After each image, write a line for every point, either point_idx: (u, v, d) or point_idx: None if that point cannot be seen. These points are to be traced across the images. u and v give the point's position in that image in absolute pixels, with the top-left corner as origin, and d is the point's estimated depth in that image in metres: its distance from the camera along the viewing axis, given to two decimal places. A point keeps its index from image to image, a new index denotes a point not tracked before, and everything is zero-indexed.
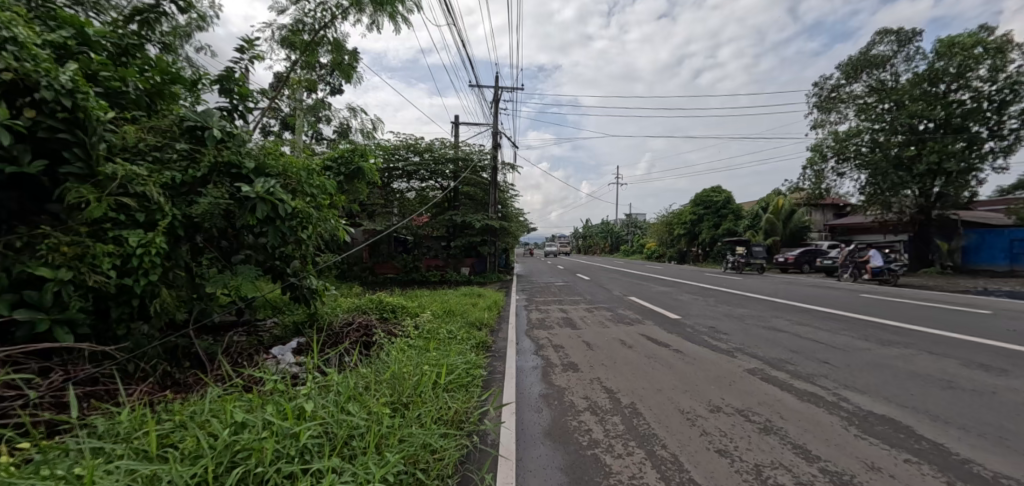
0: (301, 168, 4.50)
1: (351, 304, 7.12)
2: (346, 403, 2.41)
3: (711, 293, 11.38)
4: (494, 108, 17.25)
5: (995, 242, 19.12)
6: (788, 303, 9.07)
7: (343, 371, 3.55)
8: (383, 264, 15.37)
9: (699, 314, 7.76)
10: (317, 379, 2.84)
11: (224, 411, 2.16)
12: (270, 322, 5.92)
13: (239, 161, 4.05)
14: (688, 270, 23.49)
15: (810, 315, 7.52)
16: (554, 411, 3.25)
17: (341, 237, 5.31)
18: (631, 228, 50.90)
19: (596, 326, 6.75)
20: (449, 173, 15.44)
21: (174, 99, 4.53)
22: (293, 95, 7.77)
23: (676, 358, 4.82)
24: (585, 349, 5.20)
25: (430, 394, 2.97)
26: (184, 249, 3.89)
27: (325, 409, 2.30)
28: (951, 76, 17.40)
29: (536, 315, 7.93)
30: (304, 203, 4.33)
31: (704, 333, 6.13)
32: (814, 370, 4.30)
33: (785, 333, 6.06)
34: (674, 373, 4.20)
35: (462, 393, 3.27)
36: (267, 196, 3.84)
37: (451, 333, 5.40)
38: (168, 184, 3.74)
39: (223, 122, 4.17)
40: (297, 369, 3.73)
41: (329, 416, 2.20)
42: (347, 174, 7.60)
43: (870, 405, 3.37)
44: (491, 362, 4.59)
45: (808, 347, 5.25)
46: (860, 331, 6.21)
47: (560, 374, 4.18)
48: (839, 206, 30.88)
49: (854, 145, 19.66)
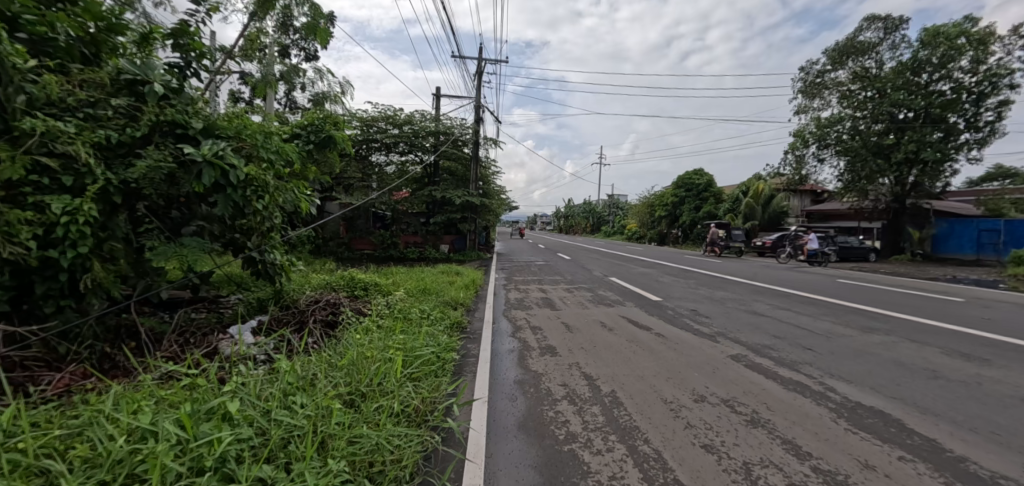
0: (258, 131, 3.97)
1: (321, 280, 6.77)
2: (291, 398, 2.11)
3: (691, 274, 11.41)
4: (478, 80, 16.61)
5: (963, 231, 19.93)
6: (768, 287, 9.11)
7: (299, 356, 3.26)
8: (359, 240, 14.94)
9: (680, 296, 7.68)
10: (270, 369, 2.53)
11: (139, 409, 1.84)
12: (233, 299, 5.62)
13: (186, 121, 3.58)
14: (665, 252, 23.85)
15: (790, 299, 7.53)
16: (529, 399, 3.04)
17: (305, 209, 4.92)
18: (614, 210, 51.30)
19: (576, 307, 6.59)
20: (429, 146, 14.93)
21: (117, 50, 4.01)
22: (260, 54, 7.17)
23: (658, 342, 4.68)
24: (565, 332, 5.00)
25: (400, 386, 2.69)
26: (123, 218, 3.45)
27: (266, 405, 2.00)
28: (933, 66, 17.60)
29: (515, 295, 7.73)
30: (260, 169, 3.83)
31: (686, 315, 6.06)
32: (799, 358, 4.24)
33: (767, 318, 6.01)
34: (655, 358, 4.06)
35: (436, 384, 3.00)
36: (215, 160, 3.35)
37: (424, 311, 5.16)
38: (101, 144, 3.28)
39: (167, 77, 3.75)
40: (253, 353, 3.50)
41: (266, 415, 1.89)
42: (317, 142, 7.13)
43: (858, 396, 3.33)
44: (465, 345, 4.34)
45: (791, 332, 5.20)
46: (841, 316, 6.24)
47: (538, 358, 3.96)
48: (816, 193, 31.43)
49: (835, 132, 19.87)
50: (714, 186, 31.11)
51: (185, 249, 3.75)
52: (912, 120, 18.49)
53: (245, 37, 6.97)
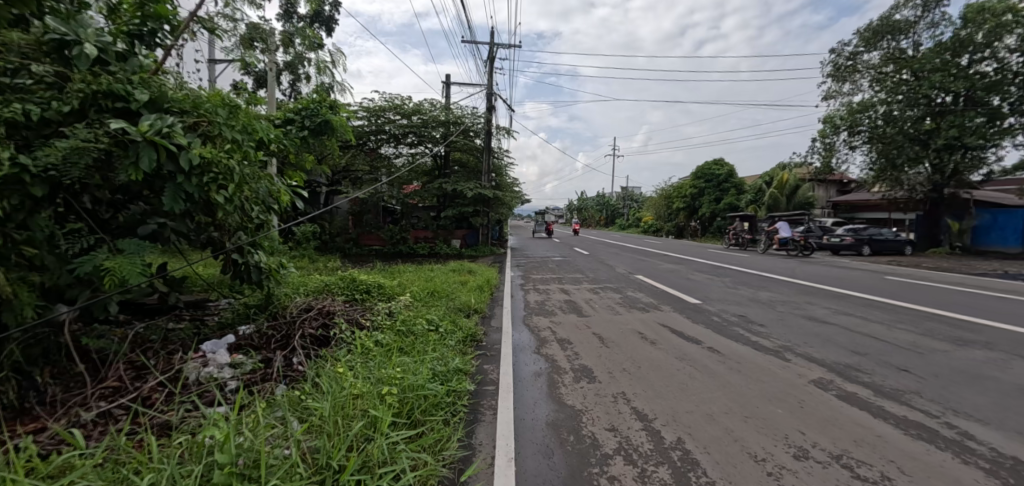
0: (219, 104, 3.19)
1: (319, 281, 6.11)
2: None
3: (724, 271, 10.48)
4: (489, 66, 15.75)
5: (1006, 221, 18.60)
6: (815, 286, 8.15)
7: (265, 402, 2.49)
8: (368, 235, 14.22)
9: (720, 298, 6.82)
10: (207, 443, 1.74)
11: None
12: (220, 307, 5.04)
13: (126, 91, 2.80)
14: (686, 245, 22.88)
15: (847, 301, 6.61)
16: (570, 456, 2.24)
17: (283, 202, 4.17)
18: (629, 203, 50.13)
19: (606, 312, 5.77)
20: (438, 137, 14.19)
21: (80, 12, 3.25)
22: (264, 42, 6.32)
23: (715, 360, 3.84)
24: (600, 347, 4.16)
25: (392, 458, 1.89)
26: (46, 217, 2.69)
27: None
28: (976, 45, 16.15)
29: (534, 297, 6.93)
30: (226, 151, 3.05)
31: (736, 323, 5.20)
32: (900, 385, 3.39)
33: (832, 326, 5.12)
34: (719, 386, 3.23)
35: (445, 447, 2.20)
36: (158, 140, 2.58)
37: (431, 322, 4.38)
38: (14, 121, 2.49)
39: (106, 38, 2.95)
40: (201, 405, 2.75)
41: None
42: (312, 129, 6.32)
43: (1010, 448, 2.47)
44: (480, 367, 3.55)
45: (871, 347, 4.33)
46: (919, 324, 5.30)
47: (572, 387, 3.15)
48: (843, 183, 29.93)
49: (867, 118, 18.48)
50: (735, 177, 29.88)
51: (126, 254, 2.93)
52: (952, 104, 17.13)
53: (243, 23, 6.07)
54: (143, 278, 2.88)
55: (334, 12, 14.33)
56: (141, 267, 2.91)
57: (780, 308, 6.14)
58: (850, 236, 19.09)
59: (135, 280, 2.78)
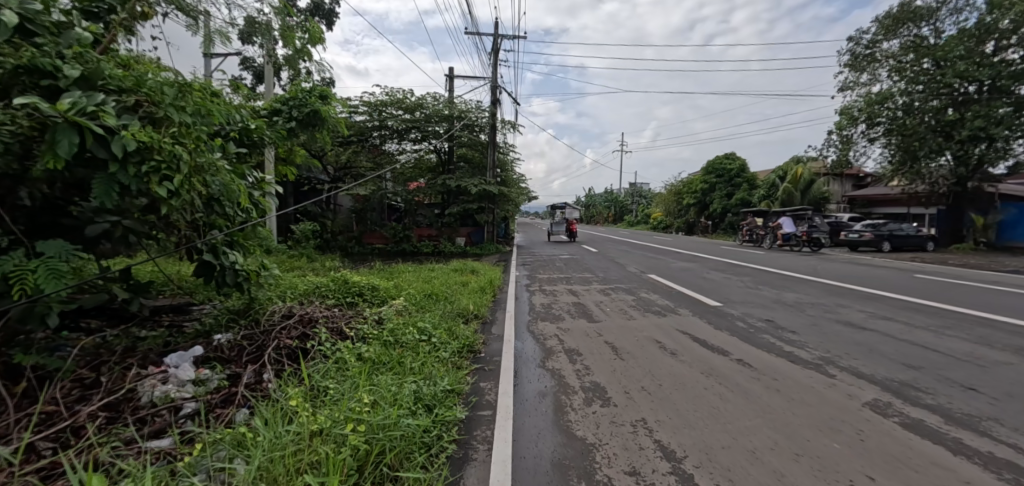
0: (166, 84, 2.74)
1: (310, 283, 5.70)
2: None
3: (741, 270, 9.92)
4: (493, 59, 15.25)
5: None
6: (842, 286, 7.58)
7: (204, 442, 2.04)
8: (371, 234, 13.85)
9: (742, 300, 6.28)
10: None
11: None
12: (201, 313, 4.66)
13: (55, 67, 2.35)
14: (697, 242, 22.31)
15: (882, 303, 6.04)
16: None
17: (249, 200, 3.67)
18: (637, 199, 49.34)
19: (619, 317, 5.27)
20: (442, 132, 13.71)
21: None
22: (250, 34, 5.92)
23: (746, 376, 3.34)
24: (614, 360, 3.67)
25: None
26: None
27: None
28: (1003, 31, 15.29)
29: (541, 299, 6.46)
30: (173, 137, 2.61)
31: (765, 330, 4.69)
32: (970, 409, 2.86)
33: (873, 334, 4.58)
34: (757, 411, 2.73)
35: None
36: (78, 124, 2.14)
37: (424, 331, 3.93)
38: None
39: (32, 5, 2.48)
40: (139, 439, 2.31)
41: None
42: (300, 119, 5.77)
43: None
44: (475, 386, 3.08)
45: (924, 359, 3.79)
46: (969, 330, 4.73)
47: (583, 413, 2.67)
48: (859, 177, 29.08)
49: (885, 110, 17.67)
50: (748, 172, 29.12)
51: (42, 259, 2.48)
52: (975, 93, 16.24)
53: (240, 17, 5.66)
54: (66, 287, 2.45)
55: (334, 5, 13.94)
56: (60, 274, 2.47)
57: (810, 311, 5.58)
58: (869, 232, 18.22)
59: (48, 289, 2.35)
